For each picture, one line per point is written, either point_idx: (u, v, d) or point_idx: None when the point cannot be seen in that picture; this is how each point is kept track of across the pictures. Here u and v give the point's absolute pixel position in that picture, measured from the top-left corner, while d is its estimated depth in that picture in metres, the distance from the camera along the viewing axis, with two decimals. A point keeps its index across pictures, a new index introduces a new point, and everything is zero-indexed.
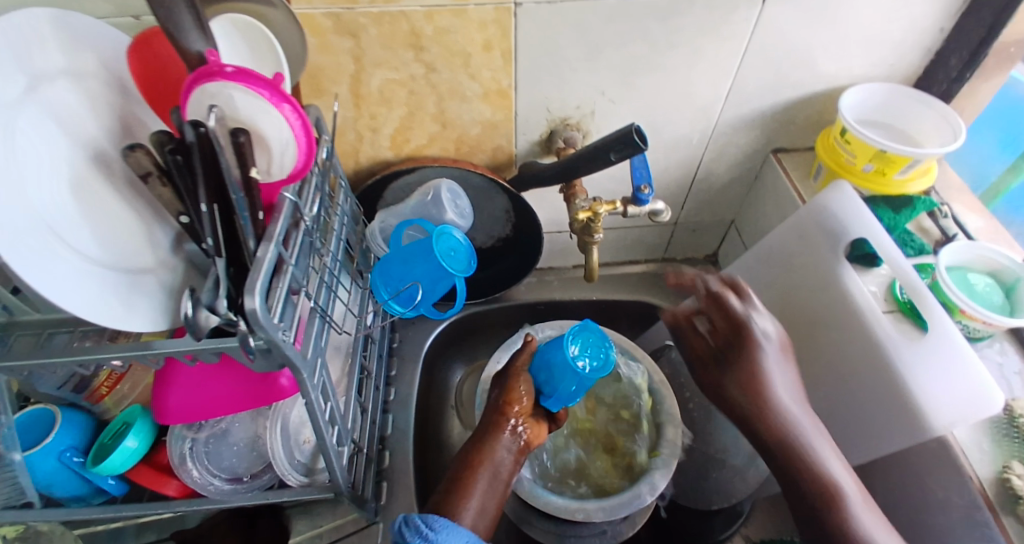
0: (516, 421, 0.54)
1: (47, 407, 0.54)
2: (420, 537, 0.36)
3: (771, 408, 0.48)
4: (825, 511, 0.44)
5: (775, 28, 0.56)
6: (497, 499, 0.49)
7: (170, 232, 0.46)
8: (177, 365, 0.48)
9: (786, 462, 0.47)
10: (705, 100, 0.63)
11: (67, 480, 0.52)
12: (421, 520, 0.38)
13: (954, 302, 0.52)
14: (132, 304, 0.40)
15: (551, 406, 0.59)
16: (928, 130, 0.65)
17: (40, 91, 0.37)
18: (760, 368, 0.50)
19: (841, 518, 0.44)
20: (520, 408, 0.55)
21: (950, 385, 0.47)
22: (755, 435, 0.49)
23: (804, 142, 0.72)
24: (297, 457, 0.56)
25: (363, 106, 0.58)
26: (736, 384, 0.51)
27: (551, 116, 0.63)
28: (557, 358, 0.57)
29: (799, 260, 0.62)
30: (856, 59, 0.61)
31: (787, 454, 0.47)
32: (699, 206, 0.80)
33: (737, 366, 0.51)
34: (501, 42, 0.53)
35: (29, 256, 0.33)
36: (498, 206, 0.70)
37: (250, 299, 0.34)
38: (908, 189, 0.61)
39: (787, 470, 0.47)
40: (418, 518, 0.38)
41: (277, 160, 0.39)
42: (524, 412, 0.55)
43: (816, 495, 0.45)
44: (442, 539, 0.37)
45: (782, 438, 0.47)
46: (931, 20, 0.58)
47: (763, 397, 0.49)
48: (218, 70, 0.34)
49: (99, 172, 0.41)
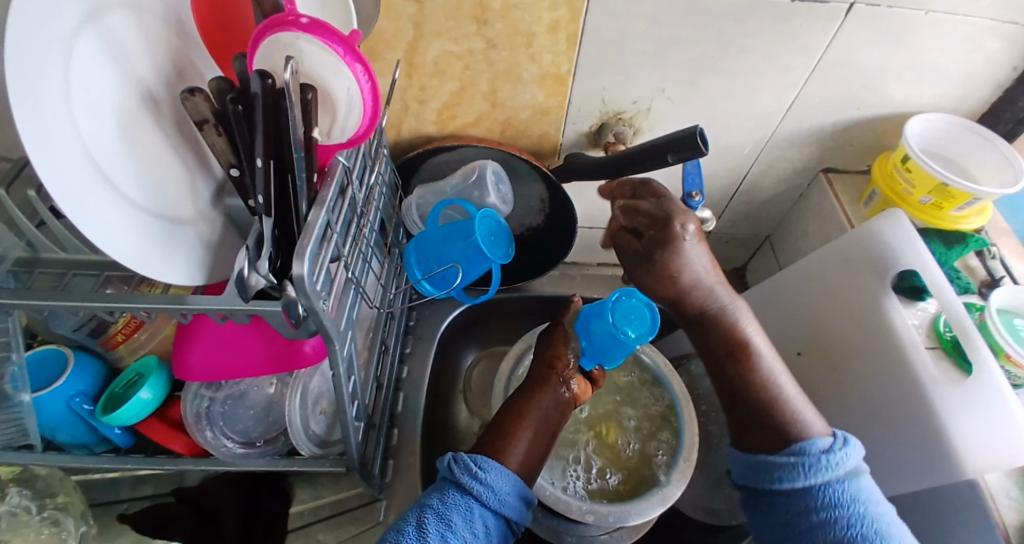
0: (567, 376, 0.56)
1: (59, 348, 0.52)
2: (471, 474, 0.43)
3: (679, 286, 0.50)
4: (733, 363, 0.50)
5: (851, 44, 0.54)
6: (527, 475, 0.49)
7: (211, 183, 0.44)
8: (204, 319, 0.45)
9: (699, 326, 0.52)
10: (766, 111, 0.62)
11: (72, 425, 0.51)
12: (470, 460, 0.44)
13: (999, 344, 0.53)
14: (169, 256, 0.39)
15: (585, 364, 0.61)
16: (986, 168, 0.64)
17: (98, 19, 0.34)
18: (677, 257, 0.49)
19: (745, 368, 0.49)
20: (569, 366, 0.57)
21: (990, 430, 0.48)
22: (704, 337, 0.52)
23: (856, 165, 0.72)
24: (313, 426, 0.55)
25: (415, 76, 0.56)
26: (653, 278, 0.51)
27: (605, 108, 0.61)
28: (600, 325, 0.57)
29: (841, 284, 0.62)
30: (925, 86, 0.60)
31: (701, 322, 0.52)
32: (738, 217, 0.80)
33: (658, 258, 0.50)
34: (569, 25, 0.51)
35: (76, 193, 0.31)
36: (534, 195, 0.68)
37: (299, 264, 0.32)
38: (961, 226, 0.62)
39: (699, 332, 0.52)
40: (467, 458, 0.44)
41: (341, 122, 0.37)
42: (570, 368, 0.57)
43: (724, 348, 0.51)
44: (489, 477, 0.43)
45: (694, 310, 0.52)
46: (1011, 55, 0.56)
47: (683, 281, 0.50)
48: (293, 20, 0.32)
49: (148, 113, 0.38)
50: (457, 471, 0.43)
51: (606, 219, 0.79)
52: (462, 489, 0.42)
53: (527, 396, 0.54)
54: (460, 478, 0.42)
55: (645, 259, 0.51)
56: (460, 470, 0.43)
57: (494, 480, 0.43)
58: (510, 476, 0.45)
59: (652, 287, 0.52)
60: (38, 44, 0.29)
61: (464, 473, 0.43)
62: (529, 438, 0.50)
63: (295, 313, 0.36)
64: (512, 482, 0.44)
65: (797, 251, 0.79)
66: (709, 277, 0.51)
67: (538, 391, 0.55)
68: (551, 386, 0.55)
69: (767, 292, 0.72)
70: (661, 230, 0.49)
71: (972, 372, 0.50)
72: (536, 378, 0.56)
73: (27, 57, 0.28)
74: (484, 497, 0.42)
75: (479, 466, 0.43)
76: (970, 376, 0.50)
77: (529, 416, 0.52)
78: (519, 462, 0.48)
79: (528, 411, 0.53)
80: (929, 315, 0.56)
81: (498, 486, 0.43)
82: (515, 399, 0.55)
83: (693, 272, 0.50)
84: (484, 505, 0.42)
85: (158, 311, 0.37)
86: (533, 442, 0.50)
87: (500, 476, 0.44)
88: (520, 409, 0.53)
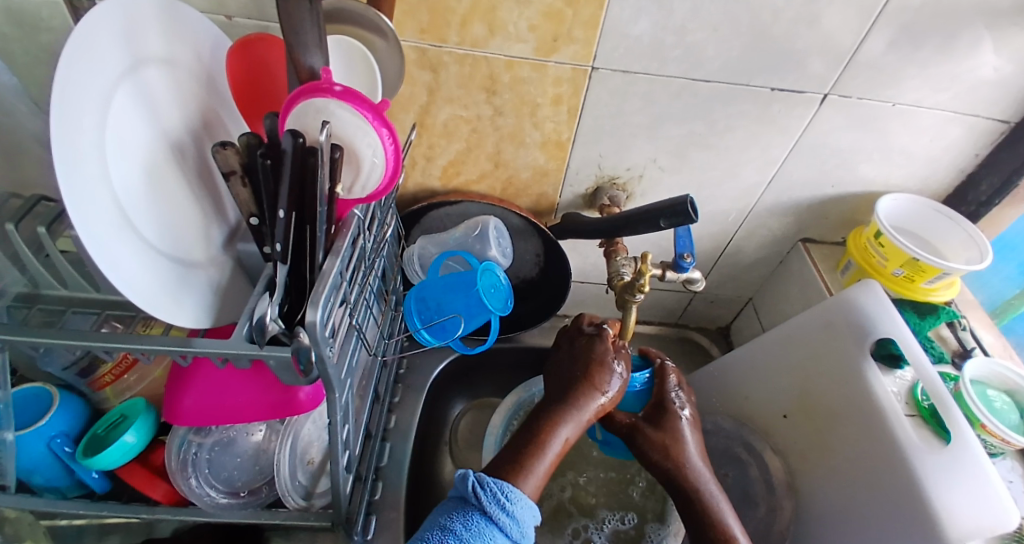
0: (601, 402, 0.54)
1: (44, 386, 0.52)
2: (499, 504, 0.42)
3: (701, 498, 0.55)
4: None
5: (824, 129, 0.60)
6: None
7: (223, 229, 0.45)
8: (203, 360, 0.45)
9: (703, 514, 0.55)
10: (749, 183, 0.67)
11: (49, 468, 0.49)
12: (498, 489, 0.43)
13: (976, 415, 0.56)
14: (179, 297, 0.39)
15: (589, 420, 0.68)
16: (953, 246, 0.69)
17: (139, 74, 0.37)
18: (677, 438, 0.58)
19: None
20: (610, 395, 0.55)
21: (972, 490, 0.50)
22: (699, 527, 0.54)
23: (831, 236, 0.77)
24: (299, 477, 0.54)
25: (425, 135, 0.59)
26: (656, 448, 0.58)
27: (601, 173, 0.65)
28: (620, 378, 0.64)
29: (824, 350, 0.64)
30: (892, 167, 0.66)
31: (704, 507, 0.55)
32: (722, 279, 0.84)
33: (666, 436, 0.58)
34: (571, 99, 0.55)
35: (101, 235, 0.32)
36: (529, 249, 0.70)
37: (312, 311, 0.33)
38: (933, 297, 0.66)
39: (700, 523, 0.54)
40: (493, 485, 0.43)
41: (363, 178, 0.39)
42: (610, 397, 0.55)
43: (717, 539, 0.53)
44: (516, 508, 0.42)
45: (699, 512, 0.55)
46: (967, 144, 0.63)
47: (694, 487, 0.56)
48: (327, 87, 0.35)
49: (174, 160, 0.40)
50: (484, 498, 0.42)
51: (598, 275, 0.82)
52: (489, 518, 0.41)
53: (556, 410, 0.53)
54: (489, 507, 0.41)
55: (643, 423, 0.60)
56: (488, 498, 0.42)
57: (520, 511, 0.43)
58: (531, 507, 0.44)
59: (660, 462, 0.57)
60: (79, 94, 0.31)
61: (491, 502, 0.42)
62: (544, 469, 0.49)
63: (304, 359, 0.38)
64: (531, 513, 0.44)
65: (778, 313, 0.82)
66: (705, 471, 0.58)
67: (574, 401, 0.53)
68: (581, 401, 0.53)
69: (754, 352, 0.74)
70: (660, 404, 0.61)
71: (949, 439, 0.52)
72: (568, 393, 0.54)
73: (69, 103, 0.30)
74: (508, 529, 0.41)
75: (507, 497, 0.43)
76: (948, 443, 0.52)
77: (556, 429, 0.51)
78: (535, 482, 0.47)
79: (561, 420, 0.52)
80: (907, 383, 0.58)
81: (522, 518, 0.43)
82: (542, 412, 0.53)
83: (699, 472, 0.57)
84: (508, 538, 0.41)
85: (161, 353, 0.36)
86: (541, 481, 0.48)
87: (522, 509, 0.43)
88: (545, 428, 0.51)
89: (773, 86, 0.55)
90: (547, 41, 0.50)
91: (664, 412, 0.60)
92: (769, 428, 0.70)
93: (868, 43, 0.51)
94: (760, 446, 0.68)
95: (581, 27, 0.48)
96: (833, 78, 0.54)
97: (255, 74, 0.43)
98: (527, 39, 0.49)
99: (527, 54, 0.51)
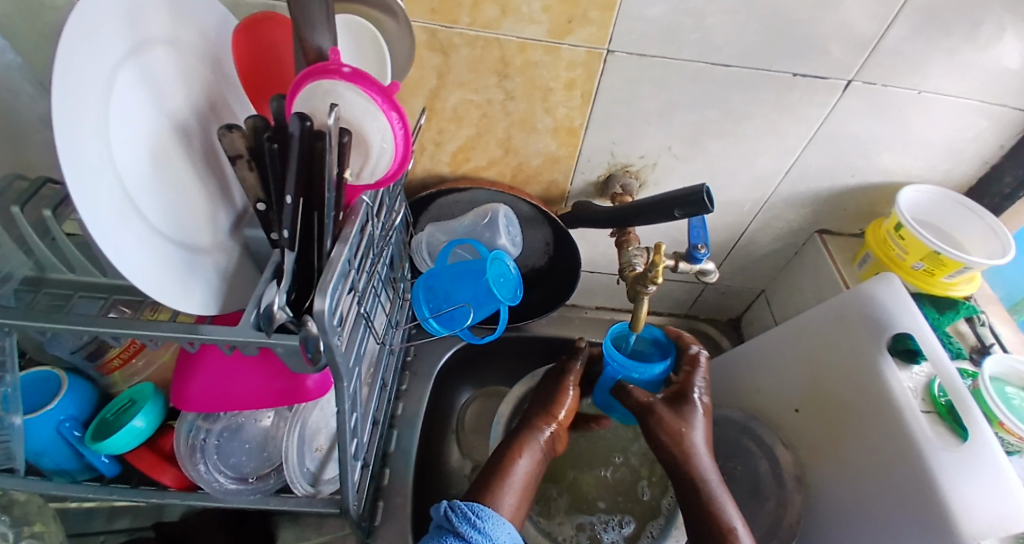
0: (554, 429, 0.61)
1: (53, 371, 0.52)
2: (469, 521, 0.44)
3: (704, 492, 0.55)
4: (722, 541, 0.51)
5: (845, 118, 0.58)
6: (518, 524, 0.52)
7: (231, 214, 0.45)
8: (211, 347, 0.45)
9: (694, 497, 0.55)
10: (766, 172, 0.66)
11: (58, 451, 0.49)
12: (466, 510, 0.45)
13: (993, 412, 0.55)
14: (186, 283, 0.39)
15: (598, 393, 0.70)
16: (975, 239, 0.67)
17: (143, 55, 0.36)
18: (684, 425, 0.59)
19: None
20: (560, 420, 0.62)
21: (988, 489, 0.49)
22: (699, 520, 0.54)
23: (848, 227, 0.75)
24: (307, 464, 0.54)
25: (434, 120, 0.58)
26: (664, 430, 0.59)
27: (613, 161, 0.64)
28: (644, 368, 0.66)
29: (837, 343, 0.63)
30: (914, 158, 0.64)
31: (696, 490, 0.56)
32: (735, 270, 0.83)
33: (672, 424, 0.59)
34: (584, 84, 0.54)
35: (106, 221, 0.32)
36: (539, 237, 0.69)
37: (320, 298, 0.32)
38: (953, 292, 0.65)
39: (696, 505, 0.55)
40: (462, 507, 0.46)
41: (372, 163, 0.38)
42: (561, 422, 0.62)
43: (716, 529, 0.52)
44: (486, 524, 0.45)
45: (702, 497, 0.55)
46: (993, 134, 0.61)
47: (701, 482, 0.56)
48: (336, 69, 0.34)
49: (180, 144, 0.39)
50: (455, 520, 0.44)
51: (607, 265, 0.81)
52: (462, 538, 0.43)
53: (518, 439, 0.58)
54: (459, 525, 0.44)
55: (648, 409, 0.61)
56: (459, 519, 0.44)
57: (490, 526, 0.45)
58: (505, 524, 0.47)
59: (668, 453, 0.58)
60: (83, 74, 0.30)
61: (463, 522, 0.44)
62: (516, 490, 0.53)
63: (312, 348, 0.36)
64: (506, 530, 0.46)
65: (790, 306, 0.81)
66: (712, 471, 0.57)
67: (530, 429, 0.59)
68: (536, 430, 0.59)
69: (766, 345, 0.74)
70: (683, 393, 0.62)
71: (966, 437, 0.52)
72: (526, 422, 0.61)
73: (71, 84, 0.29)
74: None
75: (477, 516, 0.45)
76: (965, 441, 0.51)
77: (519, 454, 0.56)
78: (512, 502, 0.52)
79: (521, 448, 0.57)
80: (924, 379, 0.57)
81: (496, 534, 0.45)
82: (508, 441, 0.58)
83: (703, 466, 0.57)
84: None
85: (168, 340, 0.36)
86: (520, 500, 0.53)
87: (494, 525, 0.46)
88: (510, 454, 0.56)
89: (793, 73, 0.53)
90: (561, 24, 0.48)
91: (680, 399, 0.62)
92: (779, 421, 0.69)
93: (894, 29, 0.49)
94: (770, 440, 0.67)
95: (597, 9, 0.47)
96: (856, 65, 0.52)
97: (262, 55, 0.42)
98: (540, 21, 0.48)
99: (540, 37, 0.49)
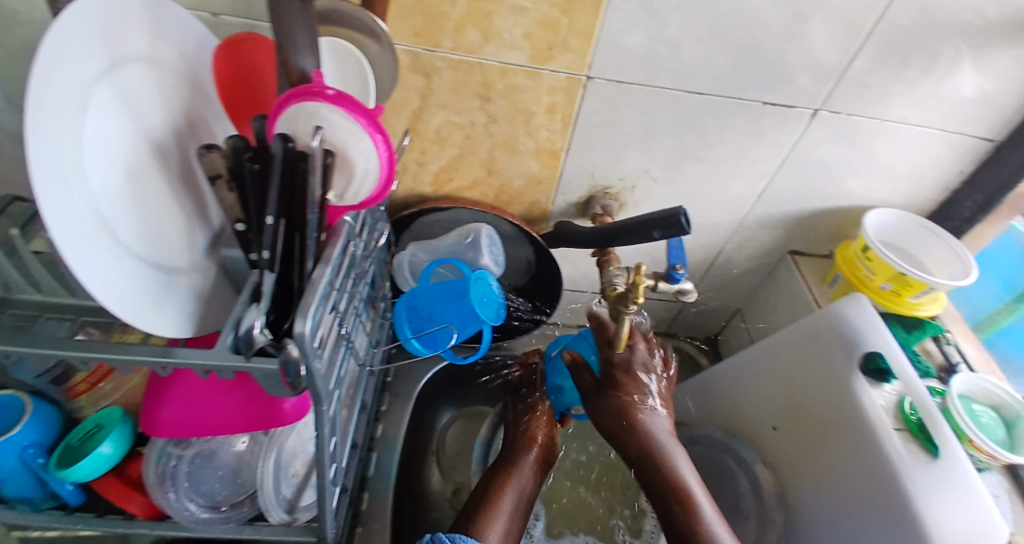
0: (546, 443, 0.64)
1: (17, 394, 0.50)
2: None
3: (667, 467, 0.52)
4: (678, 507, 0.50)
5: (813, 145, 0.61)
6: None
7: (208, 234, 0.44)
8: (183, 371, 0.44)
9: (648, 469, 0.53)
10: (741, 195, 0.68)
11: (20, 479, 0.47)
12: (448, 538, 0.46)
13: (964, 431, 0.57)
14: (161, 305, 0.38)
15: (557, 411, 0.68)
16: (938, 260, 0.70)
17: (118, 73, 0.35)
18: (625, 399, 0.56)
19: (687, 514, 0.49)
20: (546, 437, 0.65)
21: (963, 502, 0.51)
22: (655, 489, 0.52)
23: (819, 249, 0.78)
24: (283, 491, 0.53)
25: (417, 140, 0.58)
26: (609, 403, 0.56)
27: (593, 183, 0.65)
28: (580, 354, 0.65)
29: (812, 361, 0.65)
30: (879, 183, 0.67)
31: (649, 463, 0.53)
32: (712, 289, 0.84)
33: (609, 394, 0.56)
34: (565, 108, 0.55)
35: (77, 243, 0.31)
36: (520, 256, 0.70)
37: (301, 322, 0.32)
38: (917, 312, 0.68)
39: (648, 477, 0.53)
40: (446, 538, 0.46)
41: (355, 185, 0.38)
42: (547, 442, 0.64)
43: (671, 493, 0.51)
44: None
45: (659, 471, 0.52)
46: (952, 161, 0.64)
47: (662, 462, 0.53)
48: (320, 91, 0.34)
49: (156, 163, 0.39)
50: None
51: (588, 284, 0.81)
52: None
53: (507, 468, 0.60)
54: None
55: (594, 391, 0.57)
56: None
57: None
58: None
59: (611, 421, 0.55)
60: (57, 95, 0.30)
61: None
62: (506, 514, 0.55)
63: (293, 372, 0.37)
64: None
65: (766, 325, 0.83)
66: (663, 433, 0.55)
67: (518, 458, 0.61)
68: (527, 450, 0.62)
69: (741, 366, 0.75)
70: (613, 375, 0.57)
71: (937, 454, 0.53)
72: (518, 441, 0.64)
73: (45, 105, 0.29)
74: None
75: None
76: (937, 457, 0.53)
77: (503, 490, 0.57)
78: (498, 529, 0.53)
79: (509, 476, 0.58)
80: (894, 397, 0.58)
81: None
82: (493, 470, 0.60)
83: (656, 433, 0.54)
84: None
85: (138, 365, 0.34)
86: (511, 518, 0.55)
87: None
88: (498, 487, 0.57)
89: (764, 100, 0.55)
90: (542, 50, 0.49)
91: (612, 378, 0.57)
92: (759, 439, 0.70)
93: (858, 59, 0.52)
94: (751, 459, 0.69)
95: (576, 37, 0.48)
96: (823, 95, 0.55)
97: (244, 76, 0.42)
98: (522, 47, 0.49)
99: (521, 62, 0.50)
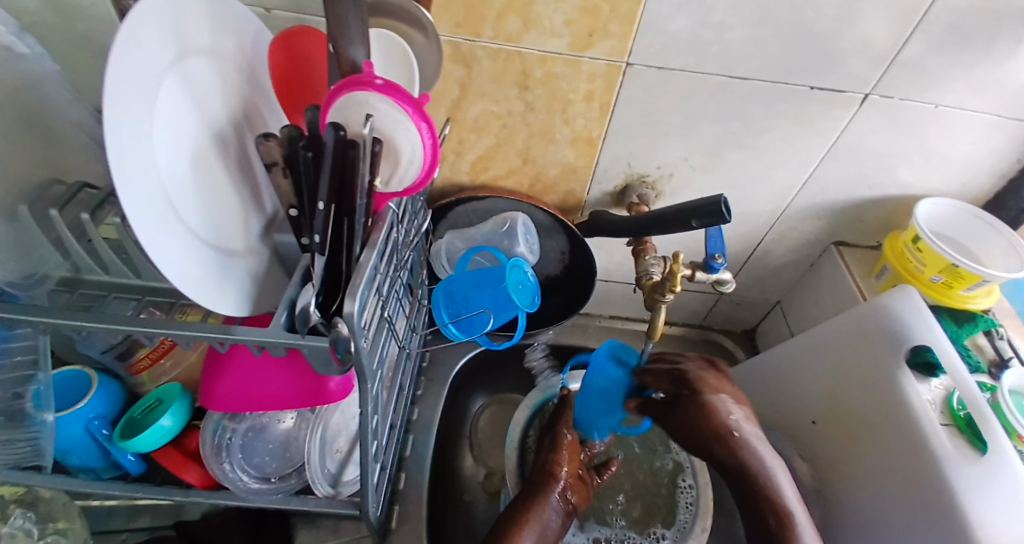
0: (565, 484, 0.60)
1: (82, 370, 0.54)
2: None
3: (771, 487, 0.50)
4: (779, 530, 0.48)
5: (860, 133, 0.59)
6: None
7: (262, 219, 0.46)
8: (239, 348, 0.46)
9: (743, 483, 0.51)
10: (783, 183, 0.66)
11: (85, 448, 0.51)
12: None
13: (1014, 427, 0.55)
14: (221, 284, 0.40)
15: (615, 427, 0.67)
16: (994, 253, 0.67)
17: (185, 65, 0.37)
18: (705, 410, 0.51)
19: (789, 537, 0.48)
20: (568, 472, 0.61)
21: (1010, 502, 0.49)
22: (750, 503, 0.51)
23: (865, 240, 0.75)
24: (327, 465, 0.55)
25: (456, 129, 0.59)
26: (686, 410, 0.52)
27: (630, 171, 0.65)
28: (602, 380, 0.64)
29: (855, 356, 0.63)
30: (932, 171, 0.64)
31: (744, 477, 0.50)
32: (751, 281, 0.83)
33: (683, 404, 0.52)
34: (603, 95, 0.55)
35: (150, 224, 0.33)
36: (555, 246, 0.70)
37: (350, 302, 0.33)
38: (970, 305, 0.65)
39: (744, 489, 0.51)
40: None
41: (401, 172, 0.39)
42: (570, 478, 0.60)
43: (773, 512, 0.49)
44: None
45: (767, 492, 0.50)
46: (1012, 148, 0.61)
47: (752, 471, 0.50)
48: (369, 81, 0.35)
49: (218, 151, 0.41)
50: None
51: (622, 274, 0.81)
52: None
53: (525, 507, 0.56)
54: None
55: (669, 405, 0.53)
56: None
57: None
58: None
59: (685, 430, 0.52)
60: (131, 85, 0.32)
61: None
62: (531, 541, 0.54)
63: (342, 348, 0.37)
64: None
65: (807, 318, 0.81)
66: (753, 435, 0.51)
67: (540, 493, 0.58)
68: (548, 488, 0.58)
69: (782, 358, 0.74)
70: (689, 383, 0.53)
71: (985, 449, 0.51)
72: (538, 476, 0.60)
73: (122, 94, 0.31)
74: None
75: None
76: (984, 453, 0.51)
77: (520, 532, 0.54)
78: None
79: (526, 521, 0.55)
80: (941, 393, 0.56)
81: None
82: (513, 506, 0.57)
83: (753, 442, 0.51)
84: None
85: (199, 339, 0.37)
86: None
87: None
88: (518, 522, 0.55)
89: (812, 85, 0.54)
90: (582, 37, 0.49)
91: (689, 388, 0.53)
92: (796, 434, 0.70)
93: (913, 43, 0.49)
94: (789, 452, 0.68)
95: (617, 22, 0.48)
96: (874, 79, 0.53)
97: (296, 67, 0.44)
98: (562, 34, 0.49)
99: (561, 49, 0.50)
